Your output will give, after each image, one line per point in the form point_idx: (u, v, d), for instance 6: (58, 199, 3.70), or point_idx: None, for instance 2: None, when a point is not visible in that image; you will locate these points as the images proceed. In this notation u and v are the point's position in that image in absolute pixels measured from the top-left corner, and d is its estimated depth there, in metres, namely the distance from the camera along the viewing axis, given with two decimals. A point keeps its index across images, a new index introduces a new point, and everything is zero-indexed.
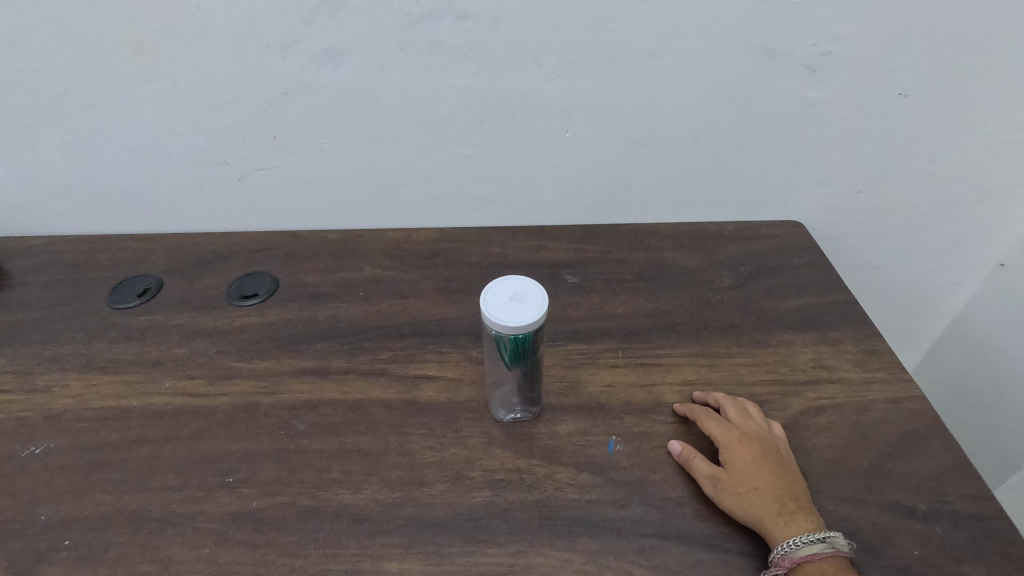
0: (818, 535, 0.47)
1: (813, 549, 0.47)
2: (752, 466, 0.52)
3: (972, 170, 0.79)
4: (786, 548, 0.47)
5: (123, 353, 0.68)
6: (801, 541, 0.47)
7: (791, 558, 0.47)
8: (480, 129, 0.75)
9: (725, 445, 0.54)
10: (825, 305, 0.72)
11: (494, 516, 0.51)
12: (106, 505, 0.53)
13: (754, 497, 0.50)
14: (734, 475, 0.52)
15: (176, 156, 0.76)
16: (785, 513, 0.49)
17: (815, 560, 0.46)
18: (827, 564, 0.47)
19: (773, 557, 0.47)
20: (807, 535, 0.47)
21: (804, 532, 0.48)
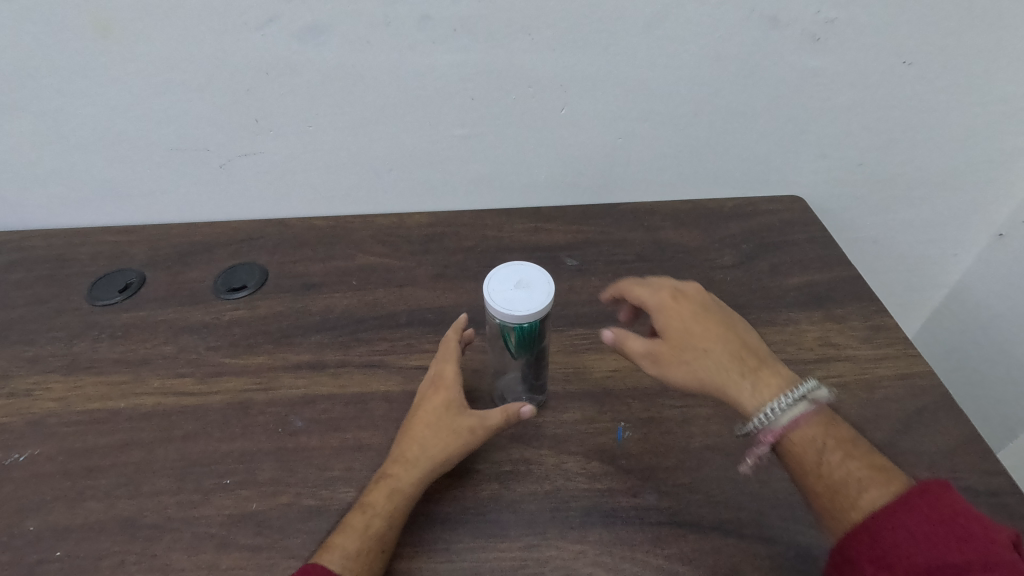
0: (796, 395, 0.48)
1: (793, 412, 0.48)
2: (697, 326, 0.51)
3: (973, 139, 0.78)
4: (763, 420, 0.48)
5: (107, 353, 0.65)
6: (782, 405, 0.48)
7: (774, 429, 0.48)
8: (473, 108, 0.72)
9: (655, 305, 0.54)
10: (829, 281, 0.71)
11: (504, 509, 0.50)
12: (97, 513, 0.51)
13: (705, 361, 0.50)
14: (680, 322, 0.52)
15: (152, 142, 0.72)
16: (749, 372, 0.50)
17: (799, 423, 0.47)
18: (808, 428, 0.47)
19: (755, 432, 0.49)
20: (785, 396, 0.48)
21: (780, 393, 0.49)
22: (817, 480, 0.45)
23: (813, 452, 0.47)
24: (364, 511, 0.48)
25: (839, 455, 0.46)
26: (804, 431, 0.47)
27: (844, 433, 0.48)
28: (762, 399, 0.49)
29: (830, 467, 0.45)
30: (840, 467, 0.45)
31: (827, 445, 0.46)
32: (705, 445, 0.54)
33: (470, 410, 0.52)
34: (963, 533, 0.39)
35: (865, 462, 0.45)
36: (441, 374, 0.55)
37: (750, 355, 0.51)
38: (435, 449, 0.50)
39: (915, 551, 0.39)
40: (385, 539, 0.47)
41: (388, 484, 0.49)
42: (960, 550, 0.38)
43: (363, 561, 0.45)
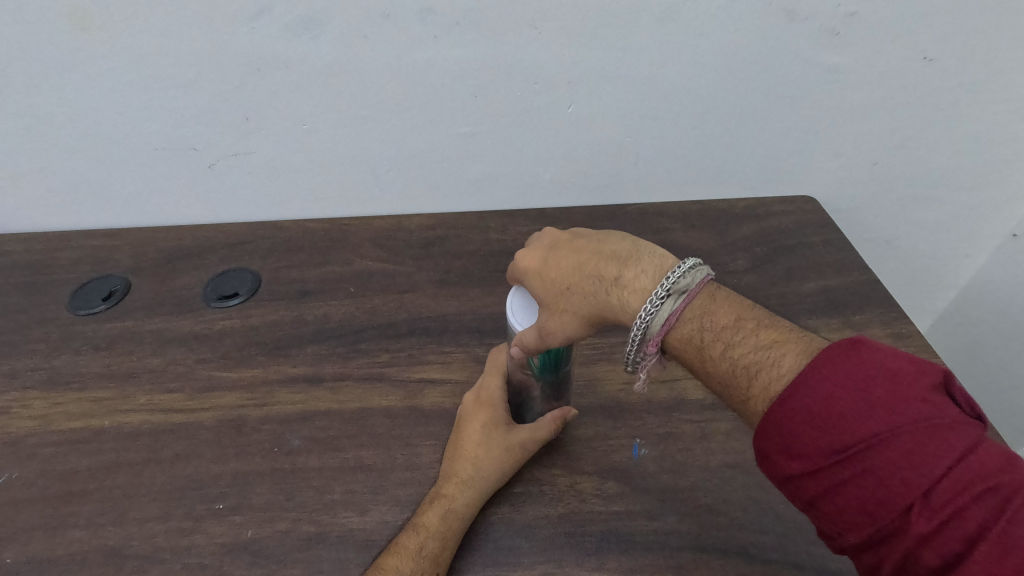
0: (667, 286, 0.45)
1: (667, 308, 0.44)
2: (551, 274, 0.50)
3: (992, 138, 0.76)
4: (641, 322, 0.45)
5: (90, 366, 0.61)
6: (658, 298, 0.44)
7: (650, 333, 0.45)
8: (475, 105, 0.69)
9: (523, 275, 0.52)
10: (847, 286, 0.68)
11: (516, 535, 0.47)
12: (80, 543, 0.47)
13: (576, 312, 0.48)
14: (550, 272, 0.50)
15: (136, 141, 0.68)
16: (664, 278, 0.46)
17: (684, 307, 0.44)
18: (698, 304, 0.45)
19: (638, 341, 0.46)
20: (664, 286, 0.45)
21: (660, 280, 0.45)
22: (726, 360, 0.42)
23: (725, 328, 0.43)
24: (421, 534, 0.46)
25: (740, 344, 0.42)
26: (688, 318, 0.44)
27: (759, 310, 0.44)
28: (634, 308, 0.46)
29: (730, 347, 0.42)
30: (737, 349, 0.42)
31: (715, 313, 0.44)
32: (726, 463, 0.52)
33: (518, 427, 0.53)
34: (885, 386, 0.34)
35: (793, 349, 0.40)
36: (487, 392, 0.55)
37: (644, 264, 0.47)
38: (487, 466, 0.50)
39: (832, 415, 0.35)
40: (443, 561, 0.45)
41: (444, 504, 0.48)
42: (884, 411, 0.34)
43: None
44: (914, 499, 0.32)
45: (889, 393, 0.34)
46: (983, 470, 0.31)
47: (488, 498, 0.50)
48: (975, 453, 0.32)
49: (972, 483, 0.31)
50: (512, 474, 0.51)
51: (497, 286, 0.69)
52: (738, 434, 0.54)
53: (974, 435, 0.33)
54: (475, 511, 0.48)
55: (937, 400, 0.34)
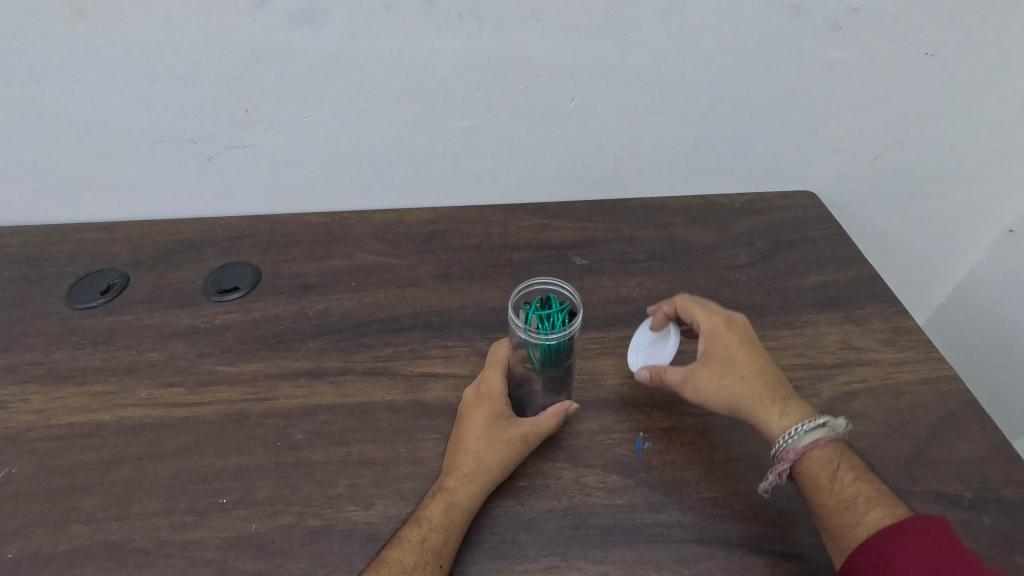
0: (816, 421, 0.48)
1: (814, 436, 0.48)
2: (739, 355, 0.53)
3: (990, 134, 0.76)
4: (786, 441, 0.48)
5: (89, 361, 0.61)
6: (802, 430, 0.48)
7: (796, 449, 0.48)
8: (477, 99, 0.68)
9: (710, 332, 0.55)
10: (847, 281, 0.68)
11: (521, 528, 0.48)
12: (83, 537, 0.47)
13: (730, 390, 0.52)
14: (727, 356, 0.53)
15: (134, 133, 0.67)
16: (777, 400, 0.51)
17: (819, 445, 0.48)
18: (823, 454, 0.48)
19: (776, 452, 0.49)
20: (807, 424, 0.48)
21: (796, 423, 0.49)
22: (830, 498, 0.45)
23: (829, 466, 0.47)
24: (424, 528, 0.46)
25: (849, 476, 0.46)
26: (819, 454, 0.48)
27: (858, 463, 0.48)
28: (778, 426, 0.50)
29: (837, 491, 0.45)
30: (848, 485, 0.45)
31: (842, 466, 0.47)
32: (728, 456, 0.52)
33: (519, 420, 0.52)
34: (945, 555, 0.40)
35: (875, 486, 0.46)
36: (487, 386, 0.55)
37: (762, 371, 0.52)
38: (488, 460, 0.50)
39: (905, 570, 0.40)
40: (445, 555, 0.45)
41: (447, 498, 0.48)
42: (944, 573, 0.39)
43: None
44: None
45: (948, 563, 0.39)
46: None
47: (491, 492, 0.50)
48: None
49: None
50: (513, 467, 0.51)
51: (499, 281, 0.69)
52: (740, 428, 0.54)
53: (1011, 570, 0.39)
54: (478, 504, 0.48)
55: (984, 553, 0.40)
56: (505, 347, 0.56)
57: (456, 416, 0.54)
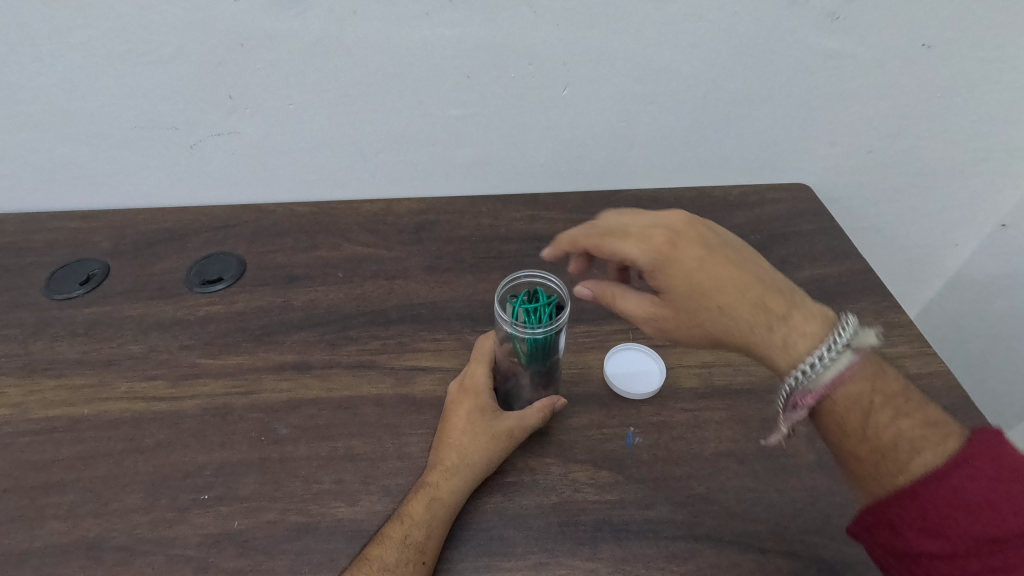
0: (843, 344, 0.42)
1: (841, 364, 0.42)
2: (708, 262, 0.44)
3: (986, 127, 0.75)
4: (800, 380, 0.42)
5: (68, 353, 0.59)
6: (828, 360, 0.42)
7: (815, 390, 0.42)
8: (468, 87, 0.67)
9: (665, 242, 0.45)
10: (840, 275, 0.68)
11: (509, 524, 0.47)
12: (59, 535, 0.46)
13: (700, 326, 0.45)
14: (700, 279, 0.44)
15: (113, 119, 0.65)
16: (773, 320, 0.43)
17: (846, 366, 0.42)
18: (859, 371, 0.42)
19: (790, 400, 0.44)
20: (831, 347, 0.42)
21: (830, 332, 0.43)
22: (862, 446, 0.41)
23: (862, 398, 0.42)
24: (406, 523, 0.45)
25: (886, 415, 0.41)
26: (853, 366, 0.42)
27: (897, 380, 0.44)
28: (800, 353, 0.43)
29: (873, 430, 0.41)
30: (887, 429, 0.41)
31: (875, 378, 0.42)
32: (719, 452, 0.51)
33: (505, 414, 0.52)
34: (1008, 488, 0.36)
35: (917, 420, 0.41)
36: (472, 380, 0.54)
37: (747, 280, 0.44)
38: (472, 454, 0.49)
39: (964, 502, 0.36)
40: (428, 551, 0.44)
41: (429, 492, 0.47)
42: (1009, 513, 0.36)
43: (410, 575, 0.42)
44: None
45: (1006, 480, 0.36)
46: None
47: (475, 487, 0.49)
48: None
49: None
50: (498, 462, 0.50)
51: (490, 273, 0.68)
52: (731, 423, 0.54)
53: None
54: (462, 498, 0.47)
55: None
56: (490, 342, 0.56)
57: (442, 411, 0.54)
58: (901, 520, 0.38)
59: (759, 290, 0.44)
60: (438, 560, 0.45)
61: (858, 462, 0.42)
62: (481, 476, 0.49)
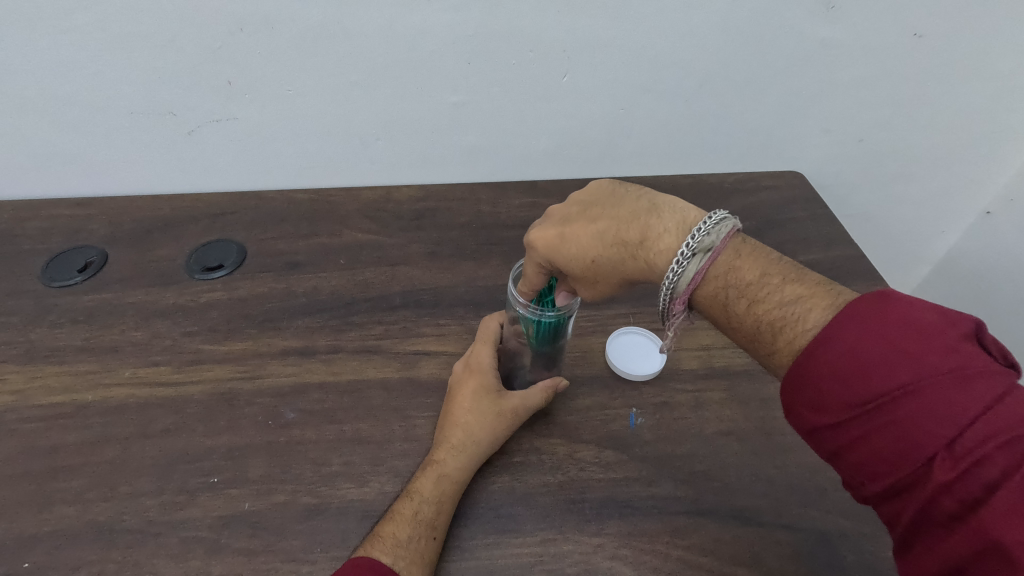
0: (693, 246, 0.44)
1: (714, 241, 0.44)
2: (583, 223, 0.49)
3: (973, 115, 0.77)
4: (672, 276, 0.45)
5: (69, 340, 0.59)
6: (682, 262, 0.44)
7: (685, 284, 0.45)
8: (469, 74, 0.67)
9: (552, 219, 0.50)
10: (833, 260, 0.70)
11: (517, 502, 0.48)
12: (69, 519, 0.46)
13: (597, 274, 0.49)
14: (572, 244, 0.48)
15: (109, 104, 0.65)
16: (645, 244, 0.47)
17: (712, 258, 0.44)
18: (723, 260, 0.44)
19: (671, 301, 0.47)
20: (687, 249, 0.45)
21: (687, 236, 0.45)
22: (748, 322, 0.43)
23: (736, 279, 0.44)
24: (415, 500, 0.46)
25: (758, 293, 0.43)
26: (716, 269, 0.44)
27: (782, 263, 0.44)
28: (662, 268, 0.47)
29: (754, 304, 0.42)
30: (760, 305, 0.42)
31: (739, 270, 0.44)
32: (720, 431, 0.53)
33: (510, 393, 0.52)
34: (908, 339, 0.34)
35: (798, 292, 0.41)
36: (476, 359, 0.55)
37: (624, 223, 0.48)
38: (478, 431, 0.50)
39: (846, 359, 0.36)
40: (438, 526, 0.45)
41: (437, 469, 0.48)
42: (896, 364, 0.34)
43: (422, 549, 0.43)
44: (936, 448, 0.32)
45: (899, 331, 0.34)
46: (1002, 419, 0.31)
47: (481, 463, 0.50)
48: (1003, 403, 0.31)
49: (1003, 428, 0.30)
50: (503, 439, 0.51)
51: (490, 259, 0.69)
52: (730, 403, 0.55)
53: (1009, 382, 0.32)
54: (468, 475, 0.48)
55: (967, 350, 0.33)
56: (497, 322, 0.57)
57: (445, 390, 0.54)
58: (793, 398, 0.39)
59: (626, 225, 0.48)
60: (447, 535, 0.46)
61: (756, 345, 0.43)
62: (487, 452, 0.50)
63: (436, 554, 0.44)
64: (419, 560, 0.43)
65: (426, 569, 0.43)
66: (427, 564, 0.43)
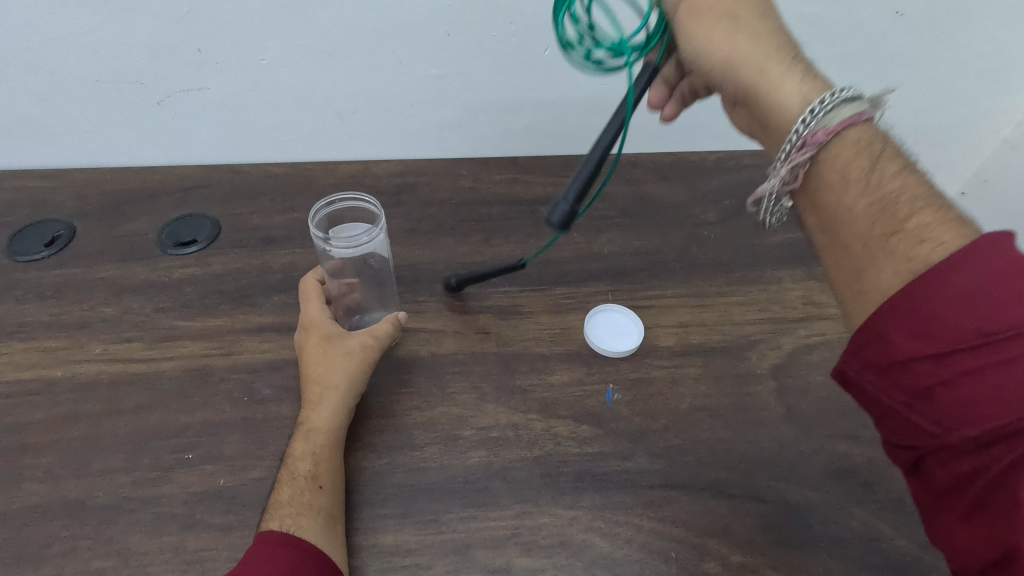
0: (851, 93, 0.42)
1: (843, 112, 0.41)
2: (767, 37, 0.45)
3: (948, 96, 0.79)
4: (818, 109, 0.41)
5: (37, 316, 0.57)
6: (828, 104, 0.41)
7: (830, 127, 0.41)
8: (447, 45, 0.66)
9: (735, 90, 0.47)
10: (810, 239, 0.70)
11: (493, 476, 0.48)
12: (39, 496, 0.46)
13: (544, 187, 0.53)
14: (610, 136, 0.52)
15: (72, 71, 0.62)
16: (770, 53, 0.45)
17: (853, 126, 0.41)
18: (855, 135, 0.42)
19: (800, 136, 0.42)
20: (831, 96, 0.42)
21: (825, 93, 0.42)
22: (860, 204, 0.40)
23: (871, 143, 0.41)
24: (290, 462, 0.47)
25: (893, 168, 0.40)
26: (852, 130, 0.42)
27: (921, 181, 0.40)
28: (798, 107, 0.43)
29: (889, 194, 0.39)
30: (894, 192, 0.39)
31: (876, 147, 0.41)
32: (695, 407, 0.54)
33: (352, 334, 0.52)
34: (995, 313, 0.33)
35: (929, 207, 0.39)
36: (305, 319, 0.54)
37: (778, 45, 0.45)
38: (332, 378, 0.50)
39: (973, 295, 0.34)
40: (319, 476, 0.46)
41: (303, 427, 0.48)
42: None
43: (310, 501, 0.44)
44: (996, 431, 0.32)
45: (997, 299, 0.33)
46: None
47: (351, 404, 0.50)
48: None
49: None
50: (363, 375, 0.51)
51: (470, 235, 0.68)
52: (706, 379, 0.56)
53: None
54: (338, 422, 0.49)
55: None
56: (312, 280, 0.56)
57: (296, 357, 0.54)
58: (892, 325, 0.37)
59: (756, 25, 0.45)
60: (338, 482, 0.46)
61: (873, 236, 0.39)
62: (349, 394, 0.50)
63: (330, 500, 0.45)
64: (309, 512, 0.44)
65: (324, 517, 0.44)
66: (323, 513, 0.44)
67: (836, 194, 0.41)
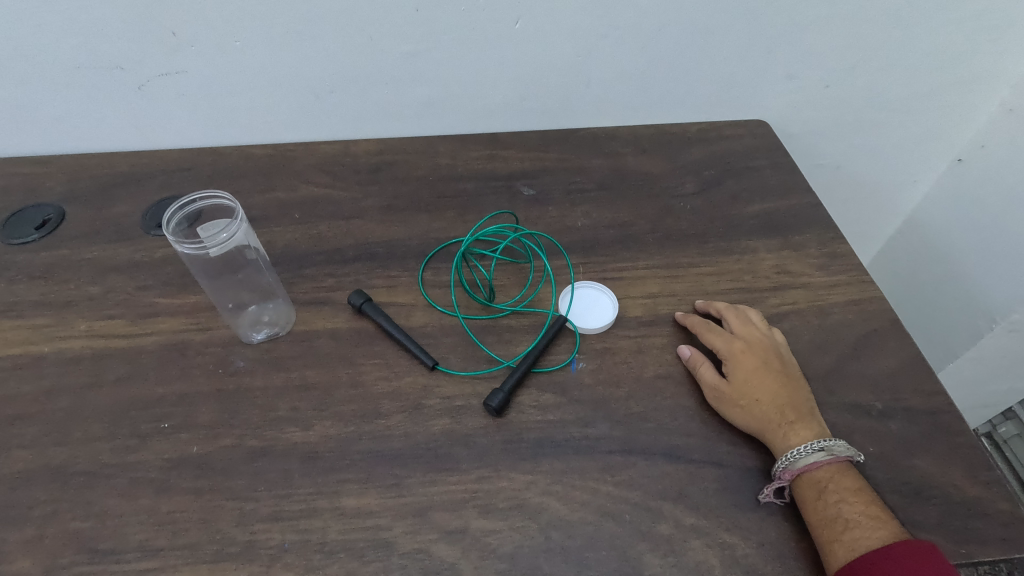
0: (819, 444, 0.47)
1: (813, 458, 0.47)
2: (775, 402, 0.50)
3: (942, 57, 0.76)
4: (791, 457, 0.47)
5: (26, 295, 0.60)
6: (804, 451, 0.47)
7: (794, 470, 0.46)
8: (417, 21, 0.66)
9: (736, 361, 0.53)
10: (787, 210, 0.69)
11: (455, 443, 0.50)
12: (26, 462, 0.48)
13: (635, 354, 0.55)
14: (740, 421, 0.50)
15: (53, 58, 0.64)
16: (787, 423, 0.49)
17: (813, 469, 0.46)
18: (822, 473, 0.46)
19: (777, 471, 0.47)
20: (810, 444, 0.47)
21: (807, 441, 0.48)
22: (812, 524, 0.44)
23: (829, 480, 0.46)
24: None
25: (839, 494, 0.45)
26: (815, 476, 0.46)
27: (871, 503, 0.45)
28: (789, 443, 0.48)
29: (836, 523, 0.44)
30: (846, 510, 0.44)
31: (835, 487, 0.46)
32: (658, 375, 0.54)
33: None
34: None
35: (871, 523, 0.44)
36: None
37: (782, 395, 0.51)
38: None
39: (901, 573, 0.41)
40: None
41: None
42: None
43: None
44: None
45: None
46: None
47: None
48: None
49: None
50: None
51: (445, 211, 0.69)
52: (671, 349, 0.56)
53: None
54: None
55: None
56: None
57: None
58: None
59: (765, 379, 0.52)
60: None
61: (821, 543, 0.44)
62: None
63: None
64: None
65: None
66: None
67: (805, 510, 0.45)
